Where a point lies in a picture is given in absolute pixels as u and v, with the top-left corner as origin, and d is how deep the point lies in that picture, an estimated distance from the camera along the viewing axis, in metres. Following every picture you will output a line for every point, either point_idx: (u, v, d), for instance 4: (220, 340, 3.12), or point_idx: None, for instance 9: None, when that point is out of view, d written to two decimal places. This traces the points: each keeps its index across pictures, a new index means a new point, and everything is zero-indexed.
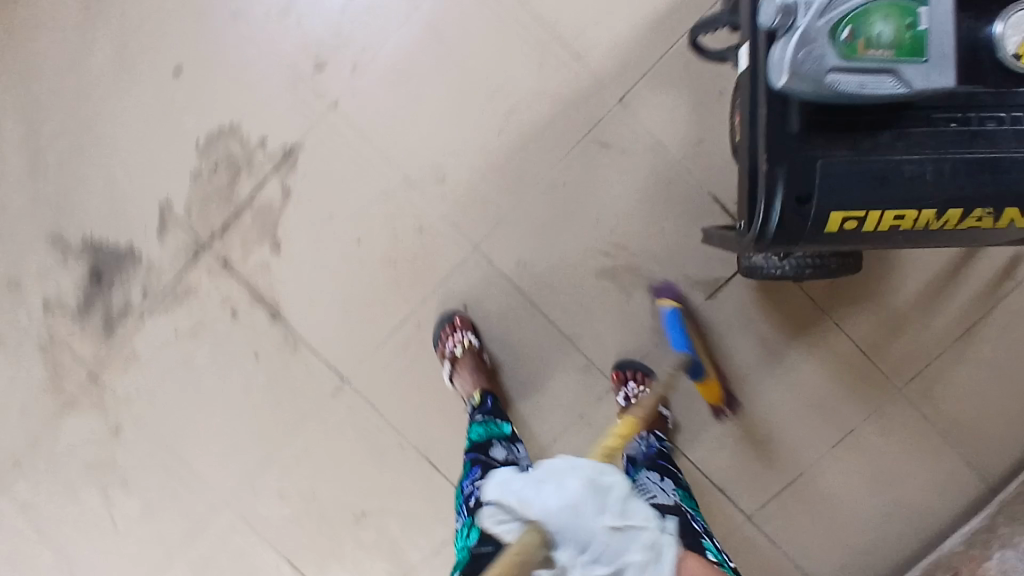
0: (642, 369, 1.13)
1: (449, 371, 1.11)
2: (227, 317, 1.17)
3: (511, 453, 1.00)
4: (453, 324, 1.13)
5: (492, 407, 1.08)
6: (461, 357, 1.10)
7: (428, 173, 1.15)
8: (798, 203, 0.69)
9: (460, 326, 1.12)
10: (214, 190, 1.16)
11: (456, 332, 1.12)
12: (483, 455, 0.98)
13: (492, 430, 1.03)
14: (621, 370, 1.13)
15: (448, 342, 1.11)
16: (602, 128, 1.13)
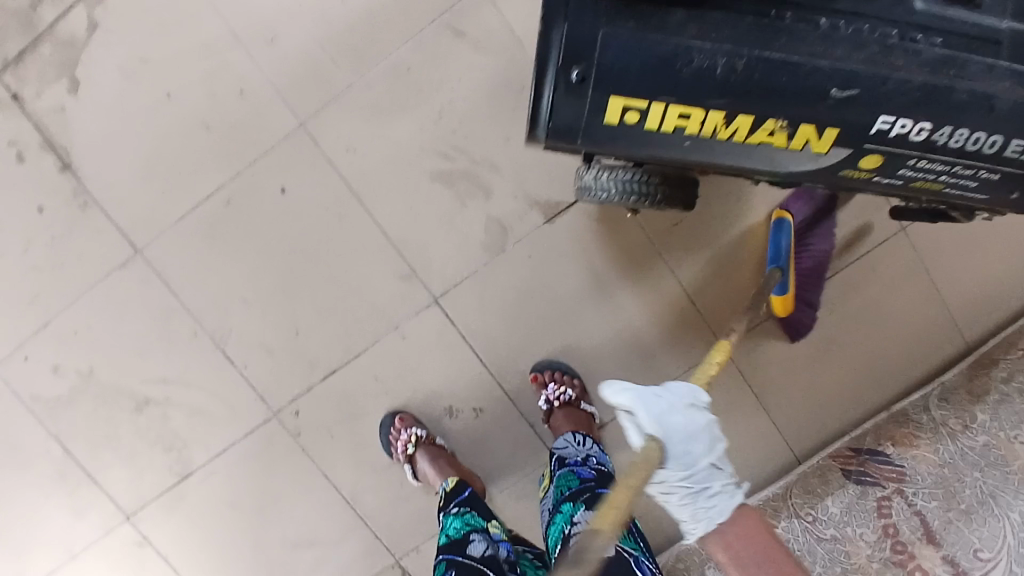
0: (562, 369, 1.08)
1: (412, 469, 1.09)
2: (11, 159, 1.04)
3: (490, 547, 0.92)
4: (397, 423, 1.10)
5: (468, 495, 1.00)
6: (414, 454, 1.07)
7: (257, 31, 1.00)
8: (579, 77, 0.57)
9: (404, 424, 1.09)
10: (11, 9, 1.01)
11: (401, 430, 1.08)
12: (459, 554, 0.91)
13: (471, 523, 0.96)
14: (540, 372, 1.07)
15: (396, 444, 1.08)
16: (460, 12, 0.99)
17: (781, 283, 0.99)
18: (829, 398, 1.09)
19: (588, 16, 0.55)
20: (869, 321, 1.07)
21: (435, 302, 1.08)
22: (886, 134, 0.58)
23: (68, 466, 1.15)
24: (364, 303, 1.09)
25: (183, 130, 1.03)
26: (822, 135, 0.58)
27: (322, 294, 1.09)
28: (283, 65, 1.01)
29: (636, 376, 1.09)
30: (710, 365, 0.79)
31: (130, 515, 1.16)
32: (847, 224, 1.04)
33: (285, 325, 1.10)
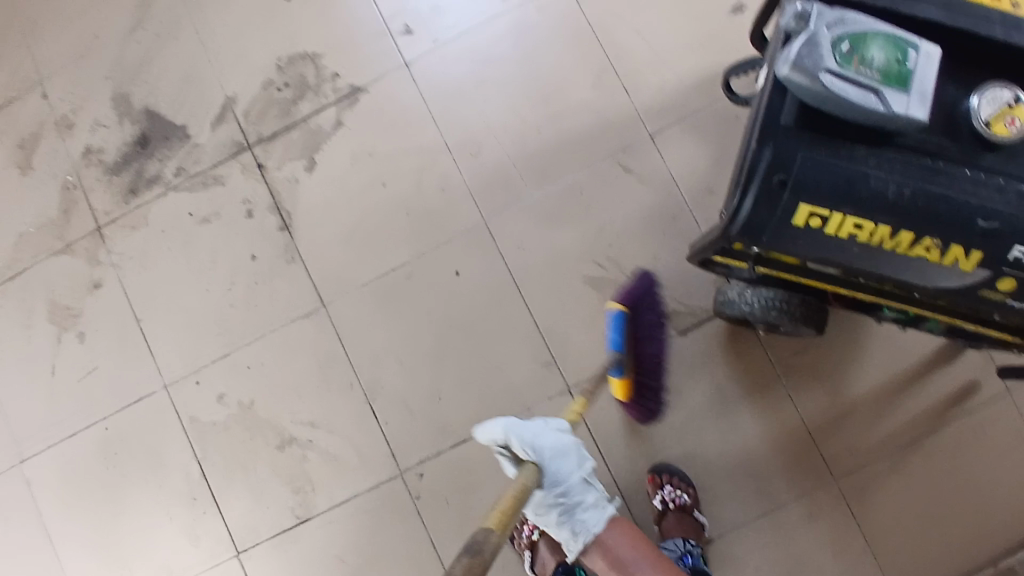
0: (680, 475, 1.13)
1: (531, 557, 1.13)
2: (241, 213, 1.27)
3: None
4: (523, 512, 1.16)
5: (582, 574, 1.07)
6: (536, 541, 1.12)
7: (465, 145, 1.24)
8: (774, 187, 0.75)
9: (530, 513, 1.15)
10: (276, 102, 1.28)
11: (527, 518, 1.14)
12: None
13: None
14: (658, 475, 1.13)
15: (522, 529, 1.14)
16: (630, 154, 1.21)
17: (618, 365, 1.05)
18: (940, 548, 1.12)
19: (790, 143, 0.74)
20: (980, 479, 1.12)
21: (570, 390, 1.19)
22: (1021, 261, 0.72)
23: (200, 489, 1.23)
24: (504, 380, 1.20)
25: (389, 210, 1.24)
26: (969, 255, 0.73)
27: (468, 366, 1.21)
28: (481, 172, 1.23)
29: (748, 491, 1.15)
30: (573, 415, 0.98)
31: (239, 550, 1.21)
32: (957, 378, 1.14)
33: (429, 390, 1.21)
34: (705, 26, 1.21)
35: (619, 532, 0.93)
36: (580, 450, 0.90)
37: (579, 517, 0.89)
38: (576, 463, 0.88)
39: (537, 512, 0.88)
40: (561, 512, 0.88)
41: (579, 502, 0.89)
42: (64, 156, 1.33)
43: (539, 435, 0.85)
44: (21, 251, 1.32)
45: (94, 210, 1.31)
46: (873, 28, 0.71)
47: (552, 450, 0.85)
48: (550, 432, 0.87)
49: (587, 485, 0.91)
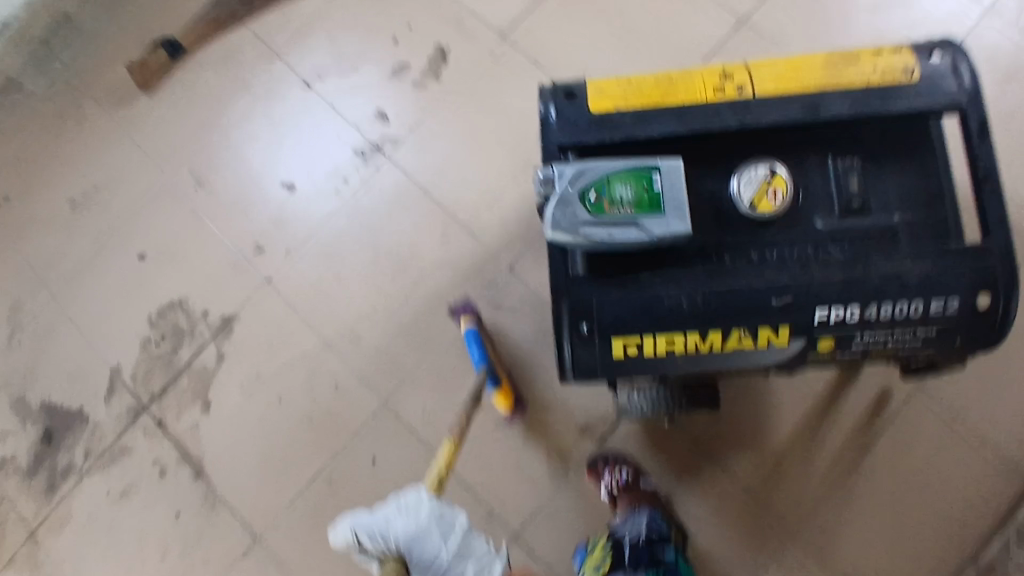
0: (616, 460, 1.16)
1: None
2: (156, 475, 1.28)
3: None
4: None
5: None
6: None
7: (344, 336, 1.28)
8: (585, 332, 0.78)
9: None
10: (158, 357, 1.31)
11: None
12: None
13: None
14: (595, 465, 1.16)
15: None
16: (495, 292, 1.25)
17: (493, 381, 1.16)
18: (918, 564, 1.09)
19: (583, 291, 0.78)
20: (930, 481, 1.11)
21: (517, 538, 1.17)
22: (826, 321, 0.75)
23: None
24: None
25: (291, 424, 1.26)
26: (778, 332, 0.75)
27: None
28: (366, 356, 1.26)
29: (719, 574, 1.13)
30: (439, 469, 1.02)
31: None
32: (868, 393, 1.15)
33: None
34: (519, 157, 1.29)
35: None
36: (443, 520, 0.91)
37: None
38: (441, 538, 0.89)
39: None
40: None
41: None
42: None
43: (387, 523, 0.88)
44: None
45: (20, 519, 1.29)
46: (612, 168, 0.76)
47: (402, 530, 0.87)
48: (402, 514, 0.89)
49: (462, 555, 0.91)
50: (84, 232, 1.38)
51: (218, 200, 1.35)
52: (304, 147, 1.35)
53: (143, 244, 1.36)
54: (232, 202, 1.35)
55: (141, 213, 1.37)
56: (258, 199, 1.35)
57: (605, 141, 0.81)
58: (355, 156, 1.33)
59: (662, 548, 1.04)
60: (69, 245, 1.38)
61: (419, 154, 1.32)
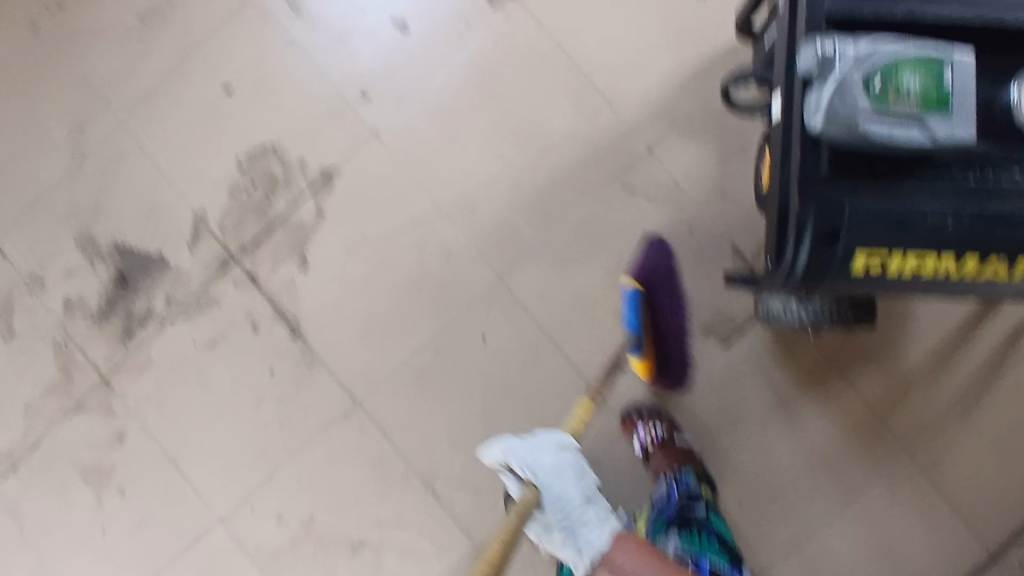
0: (647, 409, 1.12)
1: None
2: (248, 330, 1.21)
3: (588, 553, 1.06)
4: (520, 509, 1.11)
5: None
6: None
7: (458, 204, 1.17)
8: (827, 240, 0.69)
9: None
10: (250, 205, 1.20)
11: None
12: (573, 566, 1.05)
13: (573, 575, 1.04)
14: (628, 417, 1.13)
15: None
16: (630, 174, 1.14)
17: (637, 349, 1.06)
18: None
19: (833, 192, 0.69)
20: None
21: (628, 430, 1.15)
22: None
23: None
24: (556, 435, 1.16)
25: (397, 294, 1.19)
26: None
27: (521, 430, 1.17)
28: (482, 230, 1.17)
29: (830, 481, 1.13)
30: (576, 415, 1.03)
31: None
32: (1008, 321, 1.12)
33: (487, 463, 1.18)
34: (671, 22, 1.14)
35: (627, 547, 0.91)
36: (578, 465, 1.00)
37: (580, 530, 0.96)
38: (576, 479, 0.99)
39: (542, 532, 0.96)
40: (562, 531, 0.95)
41: (577, 515, 0.97)
42: (45, 313, 1.25)
43: (536, 456, 0.98)
44: (32, 421, 1.26)
45: (95, 361, 1.24)
46: (902, 53, 0.64)
47: (550, 466, 0.98)
48: (547, 452, 0.99)
49: (587, 504, 0.98)
50: (159, 53, 1.22)
51: (322, 33, 1.20)
52: None
53: (229, 75, 1.21)
54: (335, 37, 1.19)
55: (230, 37, 1.21)
56: (365, 36, 1.19)
57: (882, 16, 0.68)
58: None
59: (694, 509, 1.03)
60: (141, 67, 1.23)
61: (558, 4, 1.16)
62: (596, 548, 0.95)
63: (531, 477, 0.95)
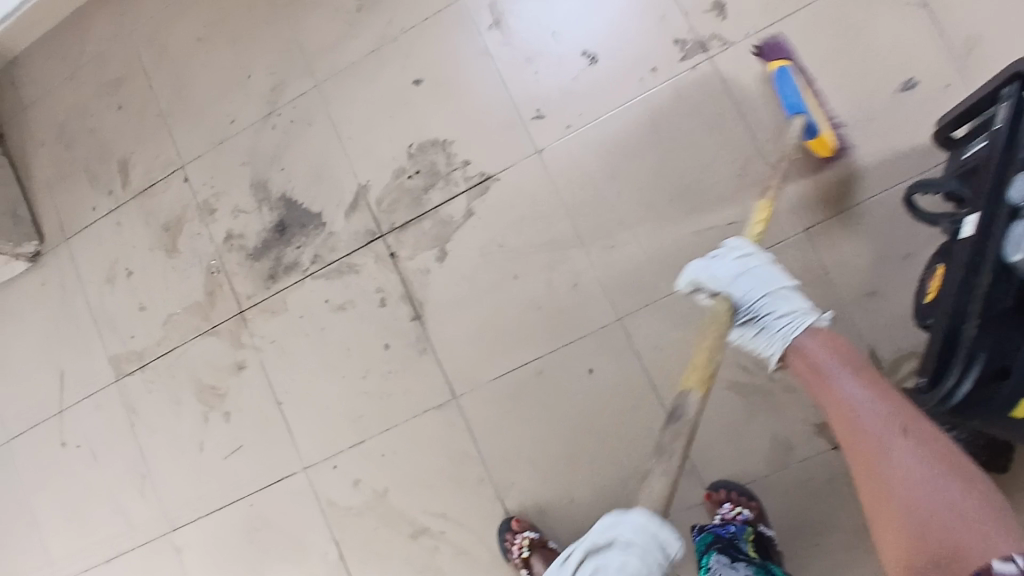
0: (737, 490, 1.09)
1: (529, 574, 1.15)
2: (376, 302, 1.29)
3: None
4: (513, 526, 1.18)
5: None
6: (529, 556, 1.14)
7: (599, 236, 1.19)
8: (993, 376, 0.69)
9: (518, 527, 1.17)
10: (409, 190, 1.29)
11: (516, 535, 1.16)
12: None
13: None
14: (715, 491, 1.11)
15: (514, 550, 1.16)
16: (780, 250, 1.12)
17: None
18: None
19: (1014, 331, 0.67)
20: None
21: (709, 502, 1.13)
22: None
23: (338, 574, 1.28)
24: (635, 485, 1.15)
25: (519, 307, 1.22)
26: None
27: (603, 470, 1.17)
28: (616, 268, 1.18)
29: None
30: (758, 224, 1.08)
31: None
32: None
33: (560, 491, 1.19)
34: (860, 112, 1.12)
35: (756, 396, 0.89)
36: (759, 263, 1.05)
37: (695, 387, 0.96)
38: (709, 331, 0.99)
39: (743, 341, 1.06)
40: (674, 381, 0.98)
41: (712, 357, 0.98)
42: (206, 240, 1.38)
43: (723, 266, 1.06)
44: (170, 332, 1.39)
45: (237, 294, 1.36)
46: None
47: (734, 275, 1.06)
48: (730, 257, 1.06)
49: (712, 359, 0.97)
50: (366, 35, 1.33)
51: (514, 47, 1.25)
52: (621, 19, 1.21)
53: (421, 69, 1.29)
54: (526, 53, 1.25)
55: (431, 34, 1.29)
56: (553, 58, 1.24)
57: None
58: (674, 46, 1.19)
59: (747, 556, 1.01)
60: (347, 44, 1.34)
61: (750, 69, 1.16)
62: (791, 334, 1.01)
63: (725, 292, 1.06)
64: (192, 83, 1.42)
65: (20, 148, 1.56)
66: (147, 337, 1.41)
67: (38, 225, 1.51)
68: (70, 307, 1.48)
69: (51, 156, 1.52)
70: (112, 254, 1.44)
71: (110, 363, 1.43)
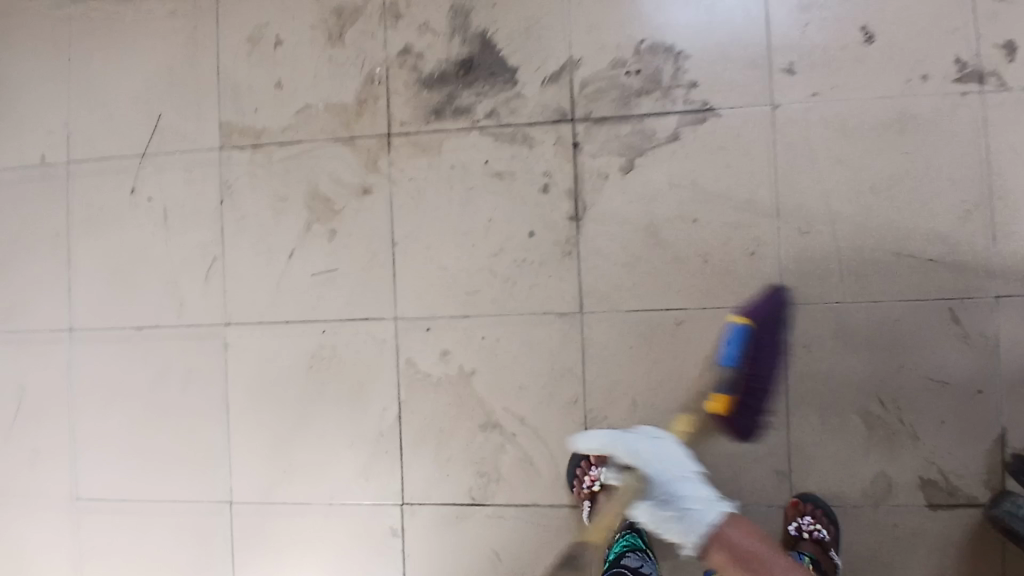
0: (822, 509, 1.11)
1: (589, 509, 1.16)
2: (537, 186, 1.19)
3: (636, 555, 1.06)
4: (590, 461, 1.18)
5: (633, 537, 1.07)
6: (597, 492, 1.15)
7: (798, 218, 1.13)
8: None
9: (597, 463, 1.17)
10: (620, 86, 1.17)
11: (592, 468, 1.17)
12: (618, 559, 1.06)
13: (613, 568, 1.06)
14: (801, 501, 1.12)
15: (585, 479, 1.17)
16: (967, 305, 1.10)
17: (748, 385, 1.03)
18: None
19: None
20: None
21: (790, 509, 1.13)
22: None
23: (392, 434, 1.24)
24: (724, 464, 1.15)
25: (685, 253, 1.16)
26: None
27: (698, 440, 1.15)
28: (800, 256, 1.13)
29: None
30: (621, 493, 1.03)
31: (406, 503, 1.23)
32: None
33: None
34: None
35: (738, 528, 0.96)
36: (685, 457, 1.00)
37: (680, 506, 0.97)
38: (683, 473, 0.98)
39: (658, 521, 0.98)
40: (663, 507, 0.98)
41: (677, 496, 0.97)
42: (379, 45, 1.24)
43: (636, 442, 1.01)
44: (301, 124, 1.27)
45: (391, 116, 1.24)
46: None
47: (647, 460, 1.00)
48: (647, 436, 1.02)
49: (692, 486, 0.98)
50: None
51: None
52: (915, 12, 1.12)
53: None
54: (804, 0, 1.14)
55: None
56: (829, 18, 1.14)
57: None
58: (959, 60, 1.11)
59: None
60: None
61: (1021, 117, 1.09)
62: (698, 523, 0.96)
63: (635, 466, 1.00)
64: None
65: None
66: (272, 119, 1.28)
67: None
68: (194, 50, 1.31)
69: None
70: (264, 14, 1.28)
71: (219, 129, 1.30)
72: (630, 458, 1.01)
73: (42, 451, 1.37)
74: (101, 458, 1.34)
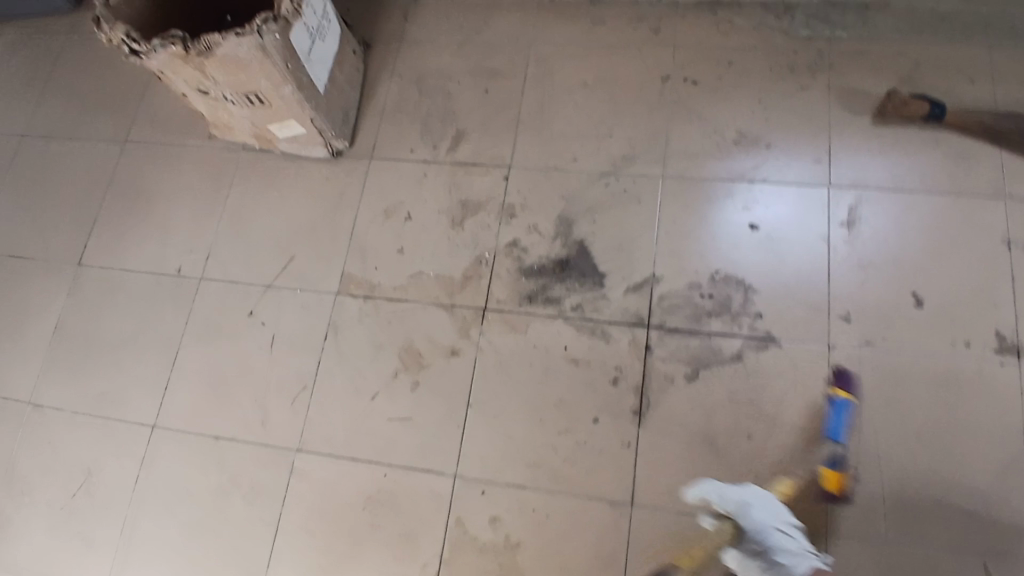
0: None
1: None
2: (608, 377, 1.32)
3: None
4: None
5: None
6: None
7: (846, 451, 1.21)
8: None
9: None
10: (693, 305, 1.34)
11: None
12: None
13: None
14: None
15: None
16: (1009, 570, 1.12)
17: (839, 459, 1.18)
18: None
19: None
20: None
21: None
22: None
23: None
24: None
25: (737, 464, 1.23)
26: None
27: None
28: (847, 487, 1.19)
29: None
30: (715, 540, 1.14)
31: None
32: None
33: None
34: None
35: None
36: (677, 523, 1.10)
37: (782, 561, 1.04)
38: (774, 517, 1.07)
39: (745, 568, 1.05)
40: (763, 565, 1.04)
41: (779, 546, 1.05)
42: (492, 235, 1.46)
43: (736, 491, 1.09)
44: (411, 287, 1.46)
45: (490, 293, 1.42)
46: None
47: (755, 519, 1.06)
48: (741, 490, 1.09)
49: (790, 536, 1.06)
50: (728, 164, 1.43)
51: (852, 252, 1.33)
52: (962, 290, 1.28)
53: (761, 219, 1.38)
54: (861, 264, 1.32)
55: (786, 198, 1.39)
56: (882, 281, 1.31)
57: None
58: (1000, 336, 1.24)
59: None
60: (708, 162, 1.44)
61: None
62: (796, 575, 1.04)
63: (734, 514, 1.07)
64: (558, 109, 1.55)
65: (376, 63, 1.67)
66: (387, 278, 1.47)
67: (353, 131, 1.61)
68: (336, 212, 1.55)
69: (400, 88, 1.63)
70: (402, 195, 1.54)
71: (340, 277, 1.50)
72: (731, 506, 1.07)
73: (83, 537, 1.41)
74: (137, 558, 1.37)
